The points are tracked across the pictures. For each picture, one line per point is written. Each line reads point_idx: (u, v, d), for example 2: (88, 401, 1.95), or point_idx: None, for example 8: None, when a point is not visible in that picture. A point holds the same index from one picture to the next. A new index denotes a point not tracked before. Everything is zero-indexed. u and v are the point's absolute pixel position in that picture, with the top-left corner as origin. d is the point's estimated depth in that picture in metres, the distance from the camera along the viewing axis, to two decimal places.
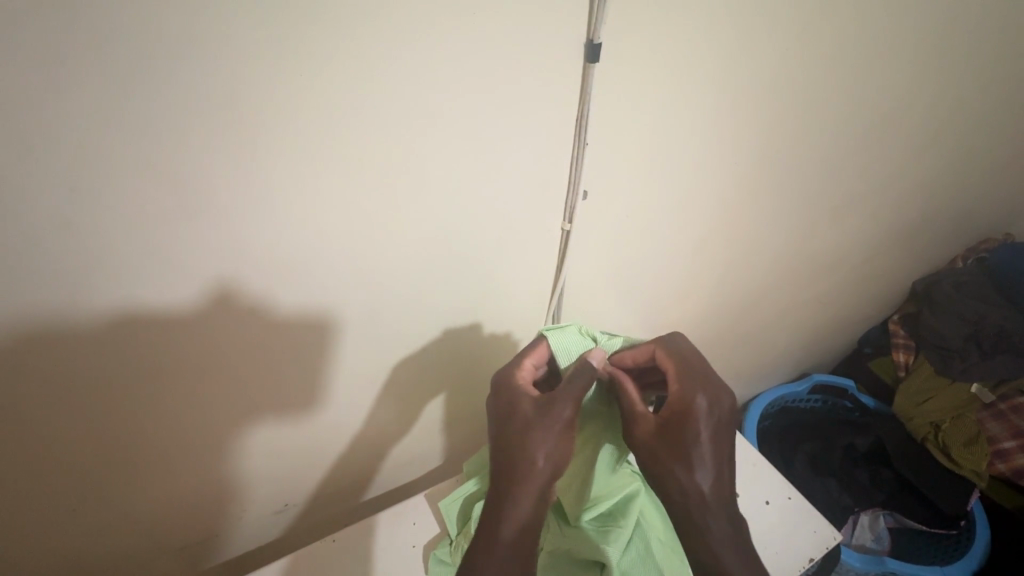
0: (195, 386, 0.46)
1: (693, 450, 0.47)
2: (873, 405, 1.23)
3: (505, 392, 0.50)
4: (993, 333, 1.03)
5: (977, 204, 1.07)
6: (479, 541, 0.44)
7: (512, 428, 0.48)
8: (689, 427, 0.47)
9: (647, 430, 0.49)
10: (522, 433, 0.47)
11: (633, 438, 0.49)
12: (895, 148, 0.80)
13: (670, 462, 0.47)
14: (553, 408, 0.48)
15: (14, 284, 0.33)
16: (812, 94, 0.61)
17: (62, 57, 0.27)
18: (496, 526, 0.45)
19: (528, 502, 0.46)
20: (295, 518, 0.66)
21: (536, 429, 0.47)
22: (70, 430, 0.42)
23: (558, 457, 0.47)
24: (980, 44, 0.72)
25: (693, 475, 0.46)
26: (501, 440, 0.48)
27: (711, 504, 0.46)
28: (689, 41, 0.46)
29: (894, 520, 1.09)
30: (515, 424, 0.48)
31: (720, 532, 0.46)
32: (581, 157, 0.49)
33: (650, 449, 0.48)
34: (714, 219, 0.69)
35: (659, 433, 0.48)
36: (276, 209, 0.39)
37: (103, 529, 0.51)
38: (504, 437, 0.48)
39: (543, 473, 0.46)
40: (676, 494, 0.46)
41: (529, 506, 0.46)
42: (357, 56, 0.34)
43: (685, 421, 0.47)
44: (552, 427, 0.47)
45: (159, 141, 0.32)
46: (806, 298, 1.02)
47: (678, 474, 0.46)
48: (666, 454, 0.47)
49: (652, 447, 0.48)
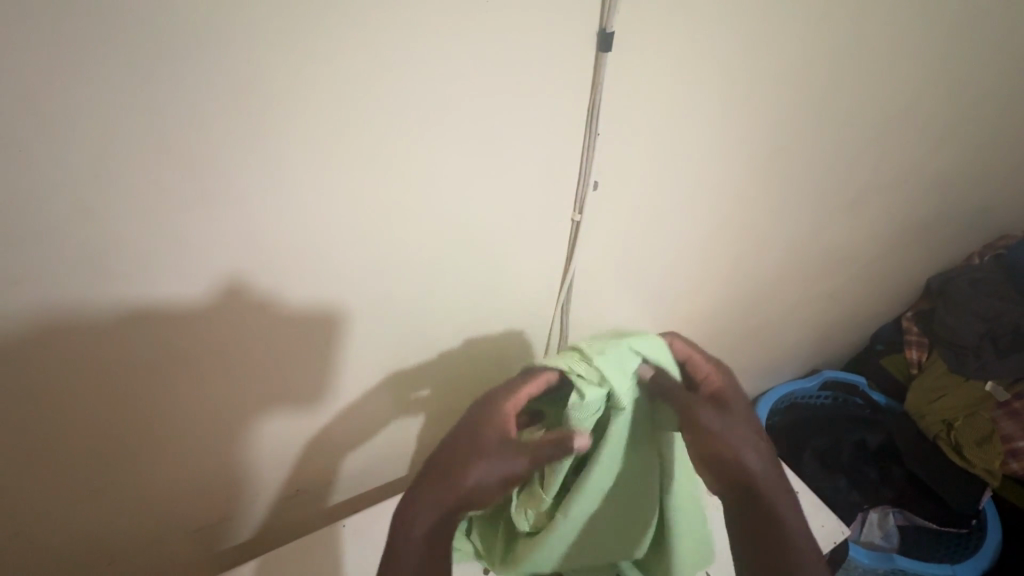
0: (210, 373, 0.46)
1: (741, 416, 0.48)
2: (884, 403, 1.21)
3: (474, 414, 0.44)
4: (1009, 330, 1.03)
5: (993, 200, 1.05)
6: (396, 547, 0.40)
7: (457, 448, 0.43)
8: (738, 404, 0.49)
9: (709, 414, 0.47)
10: (459, 460, 0.42)
11: (695, 424, 0.47)
12: (910, 140, 0.79)
13: (735, 439, 0.47)
14: (507, 453, 0.43)
15: (35, 269, 0.34)
16: (827, 84, 0.60)
17: (86, 40, 0.28)
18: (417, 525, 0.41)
19: (434, 516, 0.41)
20: (305, 507, 0.66)
21: (476, 462, 0.42)
22: (89, 415, 0.43)
23: (486, 492, 0.42)
24: (997, 35, 0.71)
25: (759, 444, 0.48)
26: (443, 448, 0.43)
27: (774, 476, 0.48)
28: (699, 30, 0.46)
29: (903, 517, 1.09)
30: (471, 429, 0.43)
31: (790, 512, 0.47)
32: (592, 146, 0.49)
33: (717, 434, 0.47)
34: (725, 211, 0.68)
35: (720, 416, 0.47)
36: (291, 197, 0.39)
37: (118, 514, 0.52)
38: (447, 452, 0.43)
39: (468, 498, 0.42)
40: (754, 468, 0.47)
41: (437, 523, 0.41)
42: (372, 49, 0.35)
43: (730, 403, 0.49)
44: (488, 467, 0.42)
45: (178, 130, 0.33)
46: (818, 293, 1.01)
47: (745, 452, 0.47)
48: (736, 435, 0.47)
49: (715, 427, 0.47)
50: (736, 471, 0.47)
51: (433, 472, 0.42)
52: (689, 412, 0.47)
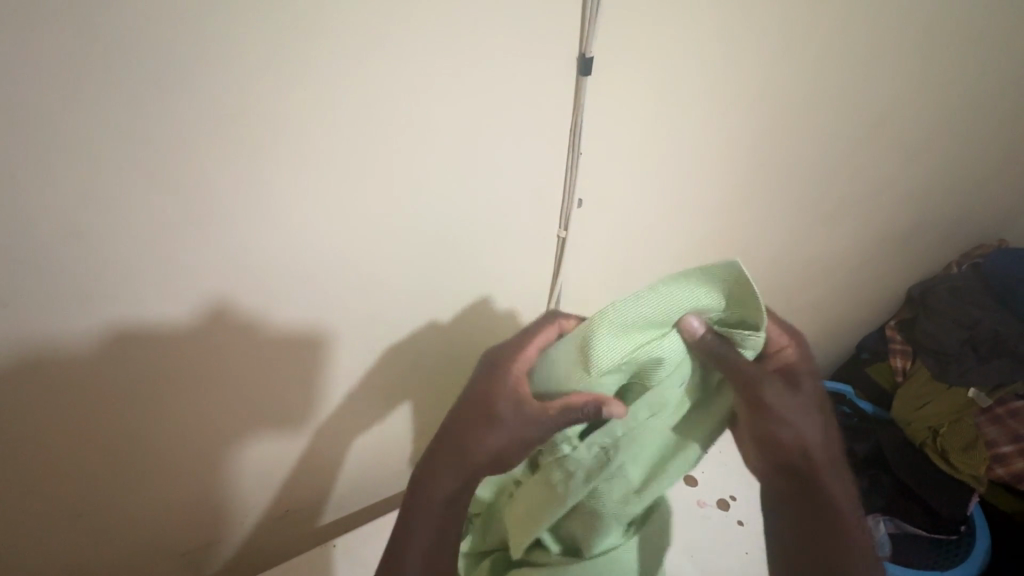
0: (198, 395, 0.46)
1: (810, 395, 0.44)
2: (871, 411, 1.23)
3: (484, 368, 0.44)
4: (988, 336, 1.04)
5: (968, 211, 1.08)
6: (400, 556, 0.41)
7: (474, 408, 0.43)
8: (805, 378, 0.44)
9: (776, 393, 0.43)
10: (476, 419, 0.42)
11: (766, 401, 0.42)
12: (886, 154, 0.81)
13: (797, 415, 0.44)
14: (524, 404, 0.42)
15: (23, 292, 0.34)
16: (804, 100, 0.62)
17: (81, 66, 0.29)
18: (430, 498, 0.42)
19: (457, 478, 0.42)
20: (293, 528, 0.65)
21: (495, 419, 0.42)
22: (78, 439, 0.42)
23: (506, 450, 0.42)
24: (964, 53, 0.74)
25: (820, 423, 0.45)
26: (459, 408, 0.43)
27: (828, 452, 0.45)
28: (677, 50, 0.47)
29: (894, 525, 1.08)
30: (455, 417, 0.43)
31: (841, 485, 0.46)
32: (575, 165, 0.49)
33: (779, 411, 0.43)
34: (711, 222, 0.69)
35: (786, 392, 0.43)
36: (279, 217, 0.39)
37: (105, 540, 0.50)
38: (464, 410, 0.43)
39: (488, 457, 0.42)
40: (810, 444, 0.44)
41: (456, 485, 0.42)
42: (356, 73, 0.35)
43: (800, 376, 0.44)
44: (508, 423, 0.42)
45: (170, 154, 0.33)
46: (803, 303, 1.02)
47: (802, 427, 0.44)
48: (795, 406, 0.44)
49: (779, 406, 0.43)
50: (793, 450, 0.44)
51: (452, 433, 0.43)
52: (753, 388, 0.42)
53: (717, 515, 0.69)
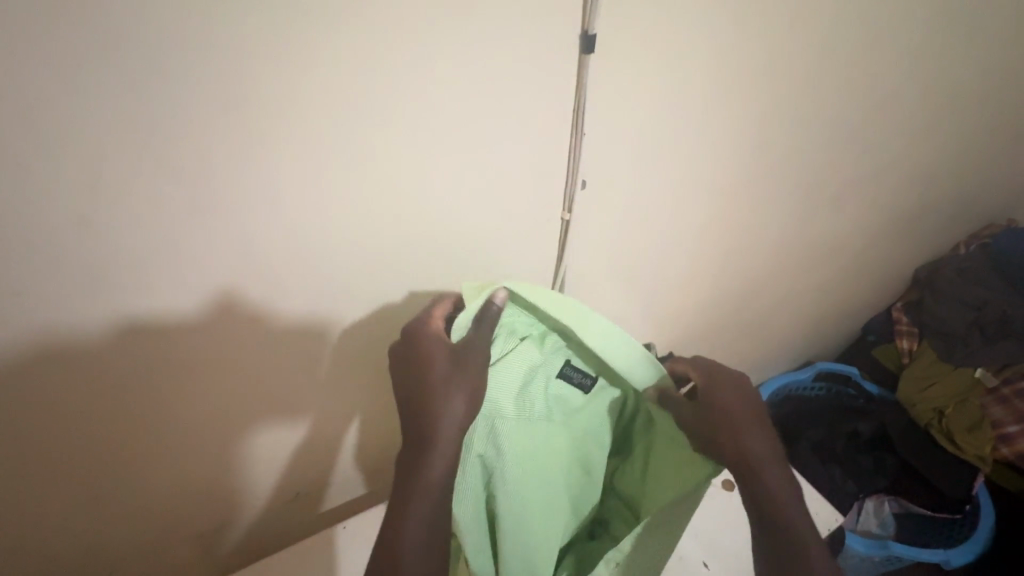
0: (207, 382, 0.46)
1: (743, 415, 0.42)
2: (877, 392, 1.20)
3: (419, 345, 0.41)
4: (994, 317, 1.03)
5: (976, 191, 1.07)
6: (399, 498, 0.38)
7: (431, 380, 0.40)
8: (720, 399, 0.43)
9: (730, 405, 0.42)
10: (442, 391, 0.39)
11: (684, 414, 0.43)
12: (893, 133, 0.80)
13: (725, 429, 0.42)
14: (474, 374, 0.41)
15: (31, 279, 0.34)
16: (810, 78, 0.61)
17: (79, 50, 0.28)
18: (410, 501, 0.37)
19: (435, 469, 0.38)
20: (301, 512, 0.65)
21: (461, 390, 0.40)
22: (90, 426, 0.43)
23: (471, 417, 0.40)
24: (975, 29, 0.72)
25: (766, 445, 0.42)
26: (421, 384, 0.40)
27: (778, 475, 0.41)
28: (682, 28, 0.46)
29: (899, 506, 1.10)
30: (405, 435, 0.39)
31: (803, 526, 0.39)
32: (579, 146, 0.49)
33: (722, 421, 0.42)
34: (716, 201, 0.68)
35: (704, 406, 0.43)
36: (280, 202, 0.39)
37: (118, 526, 0.51)
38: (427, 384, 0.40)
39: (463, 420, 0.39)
40: (750, 456, 0.41)
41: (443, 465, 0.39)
42: (355, 56, 0.35)
43: (715, 395, 0.43)
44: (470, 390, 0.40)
45: (172, 142, 0.33)
46: (808, 284, 1.01)
47: (744, 441, 0.41)
48: (724, 422, 0.42)
49: (716, 416, 0.42)
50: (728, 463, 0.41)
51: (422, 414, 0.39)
52: (707, 398, 0.43)
53: (724, 495, 0.69)
